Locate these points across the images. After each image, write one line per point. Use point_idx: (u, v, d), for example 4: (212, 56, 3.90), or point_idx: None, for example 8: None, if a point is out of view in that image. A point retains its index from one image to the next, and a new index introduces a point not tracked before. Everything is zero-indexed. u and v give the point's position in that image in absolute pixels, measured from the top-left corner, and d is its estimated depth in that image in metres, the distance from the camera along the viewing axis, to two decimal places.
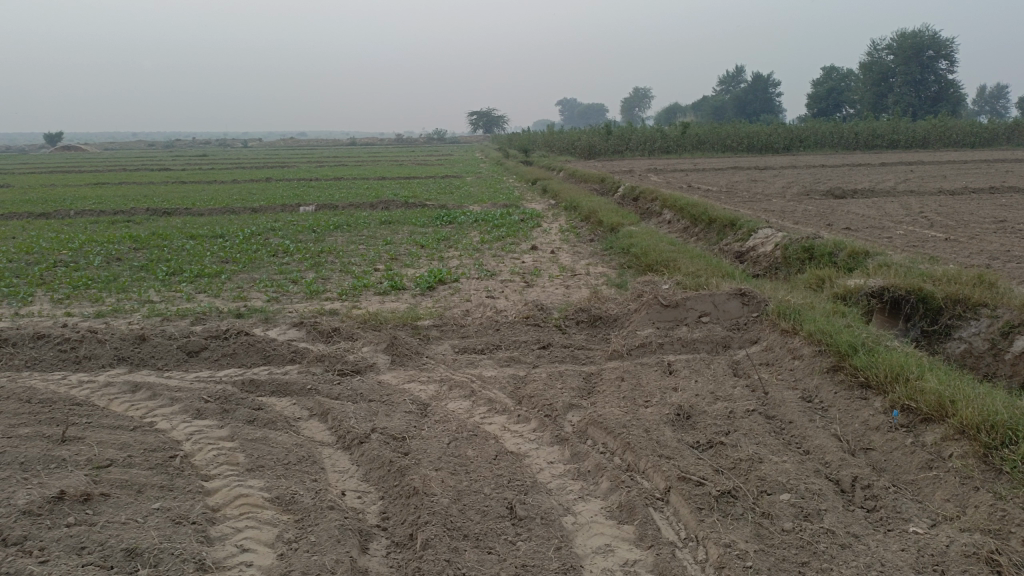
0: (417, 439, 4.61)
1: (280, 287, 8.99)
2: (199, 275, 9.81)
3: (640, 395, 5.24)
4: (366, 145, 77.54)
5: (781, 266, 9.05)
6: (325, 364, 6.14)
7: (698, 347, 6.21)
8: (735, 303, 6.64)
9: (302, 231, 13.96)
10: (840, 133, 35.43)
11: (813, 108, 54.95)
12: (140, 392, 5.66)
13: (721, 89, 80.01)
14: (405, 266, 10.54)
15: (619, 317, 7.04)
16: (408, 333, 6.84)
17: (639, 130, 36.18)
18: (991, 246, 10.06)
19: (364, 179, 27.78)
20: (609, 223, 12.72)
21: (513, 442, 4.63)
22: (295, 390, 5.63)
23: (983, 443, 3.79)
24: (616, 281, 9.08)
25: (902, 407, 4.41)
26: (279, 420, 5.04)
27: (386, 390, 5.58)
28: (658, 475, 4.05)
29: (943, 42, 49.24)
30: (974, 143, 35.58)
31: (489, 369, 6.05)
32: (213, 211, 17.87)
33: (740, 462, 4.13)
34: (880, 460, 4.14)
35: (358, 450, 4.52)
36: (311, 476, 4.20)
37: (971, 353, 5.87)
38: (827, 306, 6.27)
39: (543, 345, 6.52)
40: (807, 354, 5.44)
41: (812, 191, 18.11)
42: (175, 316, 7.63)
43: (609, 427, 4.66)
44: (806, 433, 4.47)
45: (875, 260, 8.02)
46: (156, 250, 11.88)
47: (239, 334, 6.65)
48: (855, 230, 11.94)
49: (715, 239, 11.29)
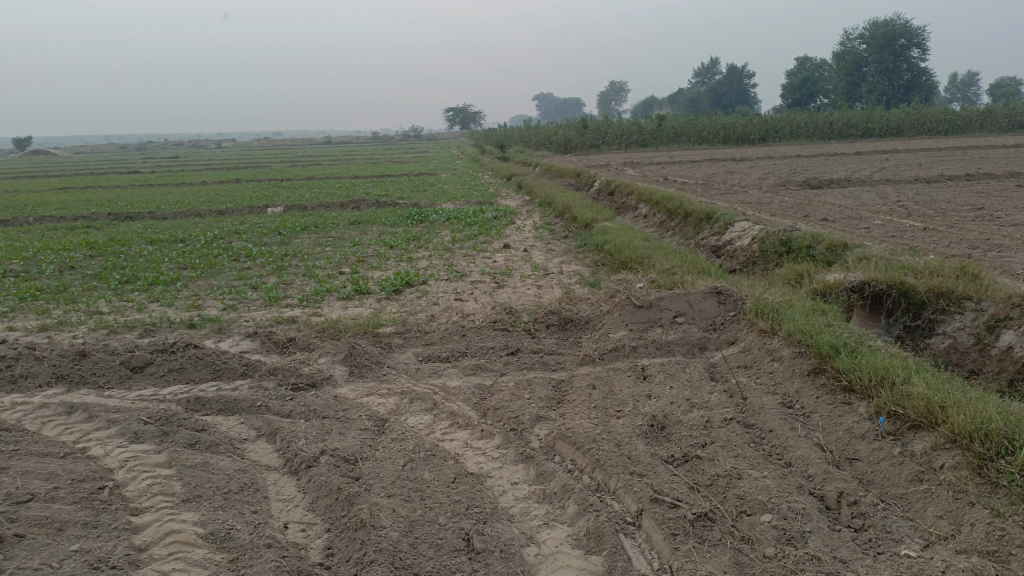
0: (370, 461, 4.26)
1: (237, 294, 8.57)
2: (154, 283, 9.36)
3: (612, 405, 4.93)
4: (342, 143, 76.46)
5: (759, 260, 8.79)
6: (278, 377, 5.77)
7: (674, 349, 5.91)
8: (711, 302, 6.35)
9: (268, 233, 13.51)
10: (815, 123, 35.44)
11: (788, 99, 55.16)
12: (75, 414, 5.26)
13: (698, 80, 80.24)
14: (371, 269, 10.15)
15: (590, 319, 6.73)
16: (369, 341, 6.47)
17: (616, 123, 35.96)
18: (969, 235, 9.85)
19: (337, 179, 27.30)
20: (583, 218, 12.42)
21: (474, 461, 4.30)
22: (245, 407, 5.26)
23: (977, 453, 3.51)
24: (590, 280, 8.76)
25: (889, 413, 4.12)
26: (222, 442, 4.66)
27: (342, 405, 5.21)
28: (629, 496, 3.73)
29: (915, 30, 49.42)
30: (946, 130, 35.69)
31: (454, 379, 5.70)
32: (178, 215, 17.34)
33: (718, 478, 3.82)
34: (867, 472, 3.85)
35: (305, 476, 4.16)
36: (251, 507, 3.84)
37: (955, 349, 5.64)
38: (806, 304, 5.99)
39: (512, 350, 6.19)
40: (788, 355, 5.15)
41: (789, 181, 17.97)
42: (123, 328, 7.21)
43: (578, 441, 4.34)
44: (788, 444, 4.18)
45: (854, 252, 7.78)
46: (112, 257, 11.39)
47: (187, 347, 6.25)
48: (833, 221, 11.74)
49: (691, 233, 11.01)
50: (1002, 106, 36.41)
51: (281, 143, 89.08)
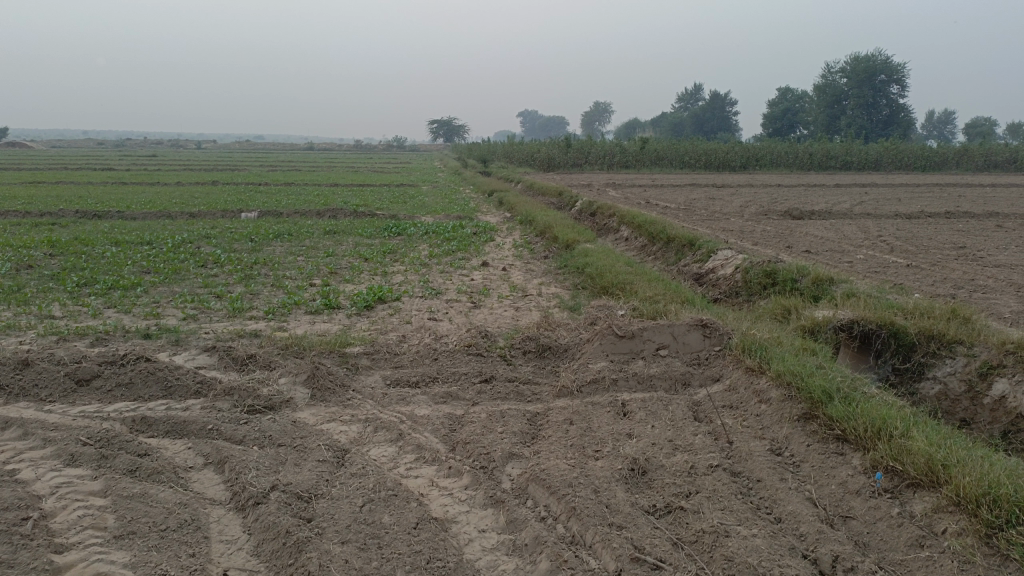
0: (326, 499, 3.90)
1: (200, 303, 8.15)
2: (113, 287, 8.90)
3: (590, 443, 4.61)
4: (326, 150, 75.70)
5: (742, 290, 8.57)
6: (234, 398, 5.38)
7: (655, 384, 5.61)
8: (696, 336, 6.06)
9: (239, 239, 13.07)
10: (795, 153, 35.70)
11: (769, 129, 55.78)
12: (8, 430, 4.83)
13: (681, 106, 81.05)
14: (344, 282, 9.77)
15: (569, 347, 6.42)
16: (335, 362, 6.09)
17: (599, 143, 35.90)
18: (954, 275, 9.71)
19: (315, 185, 26.90)
20: (565, 238, 12.16)
21: (440, 504, 3.96)
22: (194, 430, 4.87)
23: (985, 521, 3.24)
24: (569, 304, 8.48)
25: (885, 468, 3.85)
26: (165, 470, 4.27)
27: (301, 432, 4.84)
28: (608, 553, 3.41)
29: (896, 66, 50.15)
30: (924, 166, 36.13)
31: (423, 407, 5.35)
32: (147, 215, 16.81)
33: (703, 535, 3.53)
34: (862, 533, 3.56)
35: (253, 514, 3.79)
36: (188, 549, 3.47)
37: (946, 396, 5.42)
38: (795, 343, 5.74)
39: (485, 377, 5.86)
40: (776, 398, 4.88)
41: (770, 210, 17.90)
42: (73, 335, 6.77)
43: (552, 485, 4.02)
44: (777, 497, 3.89)
45: (841, 287, 7.58)
46: (73, 258, 10.91)
47: (138, 360, 5.84)
48: (815, 253, 11.59)
49: (673, 259, 10.78)
50: (979, 145, 36.94)
51: (262, 146, 88.43)
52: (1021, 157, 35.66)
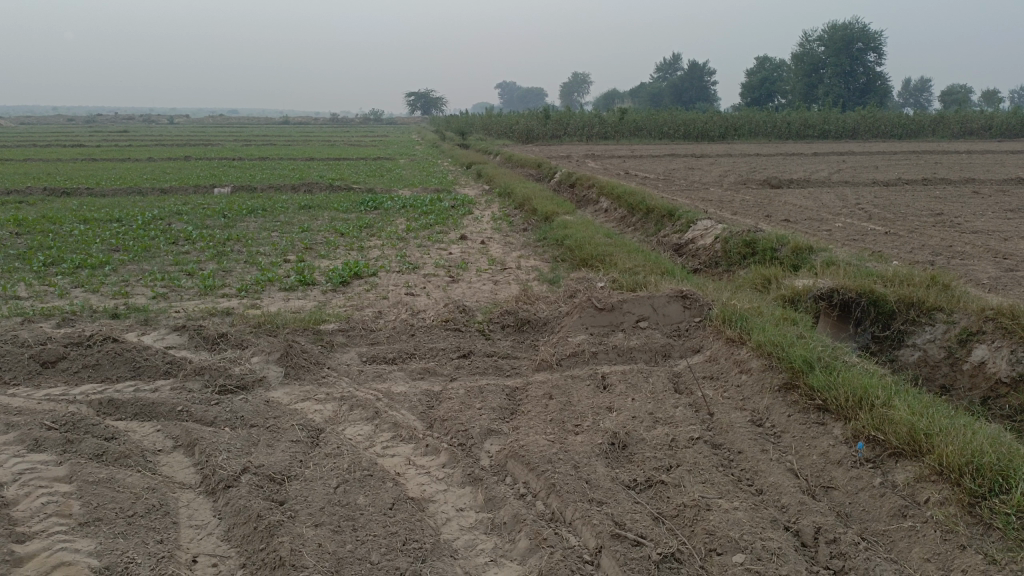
0: (299, 481, 3.80)
1: (170, 281, 7.95)
2: (80, 266, 8.66)
3: (570, 418, 4.54)
4: (302, 124, 74.40)
5: (721, 260, 8.52)
6: (205, 378, 5.25)
7: (636, 356, 5.54)
8: (676, 307, 5.99)
9: (211, 215, 12.79)
10: (774, 122, 35.66)
11: (747, 98, 55.72)
12: None
13: (659, 75, 80.59)
14: (319, 257, 9.60)
15: (548, 321, 6.33)
16: (309, 339, 5.96)
17: (578, 114, 35.62)
18: (931, 241, 9.73)
19: (290, 160, 26.46)
20: (544, 211, 12.02)
21: (417, 483, 3.87)
22: (164, 412, 4.74)
23: (968, 490, 3.21)
24: (548, 277, 8.37)
25: (867, 438, 3.81)
26: (133, 454, 4.14)
27: (274, 412, 4.72)
28: (588, 529, 3.35)
29: (873, 34, 50.15)
30: (900, 134, 36.28)
31: (400, 384, 5.25)
32: (117, 192, 16.43)
33: (685, 509, 3.48)
34: (844, 504, 3.53)
35: (223, 498, 3.68)
36: (157, 536, 3.35)
37: (926, 362, 5.40)
38: (776, 313, 5.69)
39: (463, 353, 5.76)
40: (756, 368, 4.83)
41: (749, 179, 17.86)
42: (38, 316, 6.56)
43: (532, 461, 3.94)
44: (759, 468, 3.84)
45: (821, 256, 7.54)
46: (40, 236, 10.62)
47: (105, 340, 5.66)
48: (794, 222, 11.57)
49: (653, 230, 10.69)
50: (955, 112, 37.11)
51: (236, 120, 86.92)
52: (995, 124, 35.95)
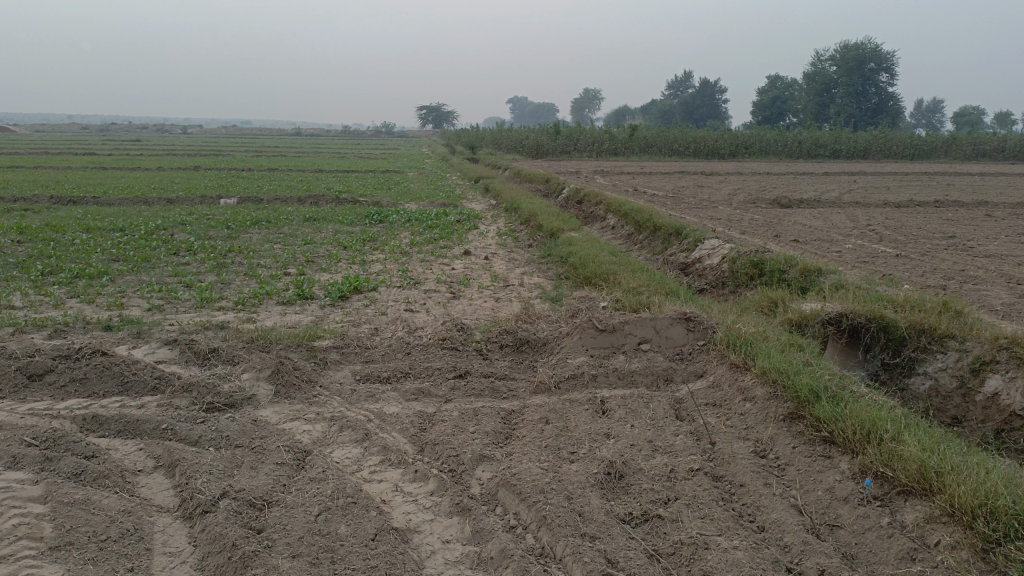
0: (280, 507, 3.65)
1: (168, 293, 7.84)
2: (78, 276, 8.56)
3: (566, 444, 4.38)
4: (313, 136, 74.64)
5: (728, 280, 8.34)
6: (192, 396, 5.11)
7: (636, 380, 5.38)
8: (679, 330, 5.83)
9: (215, 226, 12.71)
10: (784, 141, 35.50)
11: (758, 116, 55.63)
12: None
13: (670, 93, 80.66)
14: (320, 271, 9.48)
15: (548, 341, 6.17)
16: (302, 356, 5.82)
17: (588, 130, 35.55)
18: (944, 265, 9.52)
19: (299, 171, 26.42)
20: (549, 227, 11.88)
21: (403, 511, 3.72)
22: (148, 430, 4.60)
23: (982, 534, 3.03)
24: (551, 295, 8.21)
25: (875, 474, 3.63)
26: (112, 474, 4.00)
27: (260, 432, 4.58)
28: (578, 566, 3.19)
29: (885, 55, 50.05)
30: (912, 155, 36.04)
31: (392, 405, 5.09)
32: (124, 202, 16.38)
33: (681, 547, 3.31)
34: (849, 544, 3.35)
35: (200, 524, 3.54)
36: (126, 564, 3.21)
37: (937, 392, 5.21)
38: (782, 338, 5.52)
39: (459, 373, 5.61)
40: (761, 396, 4.65)
41: (759, 198, 17.69)
42: (30, 327, 6.45)
43: (523, 491, 3.79)
44: (761, 504, 3.67)
45: (830, 278, 7.36)
46: (42, 244, 10.56)
47: (94, 353, 5.54)
48: (803, 243, 11.38)
49: (659, 248, 10.53)
50: (968, 134, 36.84)
51: (248, 130, 87.46)
52: (1008, 146, 35.66)
